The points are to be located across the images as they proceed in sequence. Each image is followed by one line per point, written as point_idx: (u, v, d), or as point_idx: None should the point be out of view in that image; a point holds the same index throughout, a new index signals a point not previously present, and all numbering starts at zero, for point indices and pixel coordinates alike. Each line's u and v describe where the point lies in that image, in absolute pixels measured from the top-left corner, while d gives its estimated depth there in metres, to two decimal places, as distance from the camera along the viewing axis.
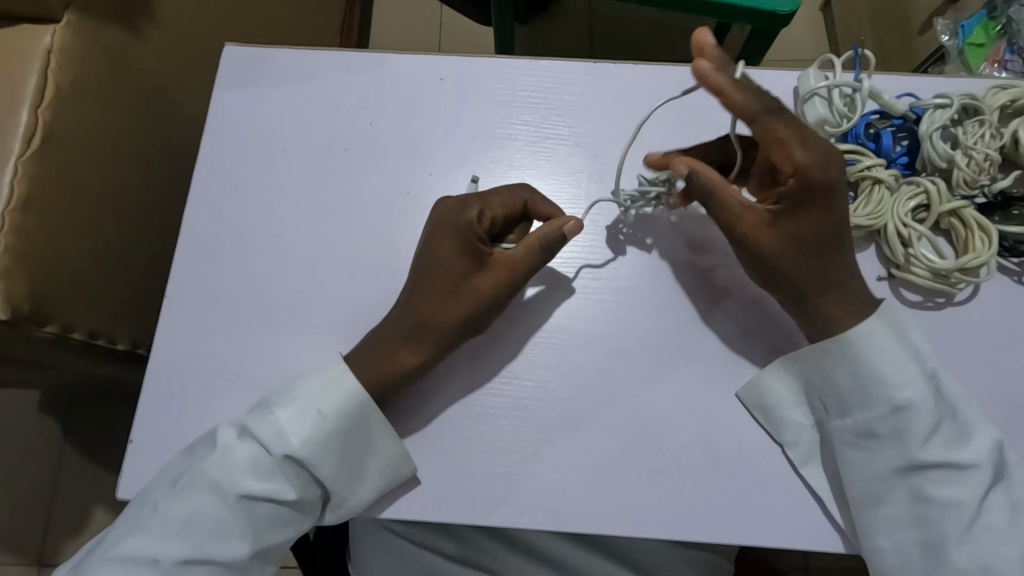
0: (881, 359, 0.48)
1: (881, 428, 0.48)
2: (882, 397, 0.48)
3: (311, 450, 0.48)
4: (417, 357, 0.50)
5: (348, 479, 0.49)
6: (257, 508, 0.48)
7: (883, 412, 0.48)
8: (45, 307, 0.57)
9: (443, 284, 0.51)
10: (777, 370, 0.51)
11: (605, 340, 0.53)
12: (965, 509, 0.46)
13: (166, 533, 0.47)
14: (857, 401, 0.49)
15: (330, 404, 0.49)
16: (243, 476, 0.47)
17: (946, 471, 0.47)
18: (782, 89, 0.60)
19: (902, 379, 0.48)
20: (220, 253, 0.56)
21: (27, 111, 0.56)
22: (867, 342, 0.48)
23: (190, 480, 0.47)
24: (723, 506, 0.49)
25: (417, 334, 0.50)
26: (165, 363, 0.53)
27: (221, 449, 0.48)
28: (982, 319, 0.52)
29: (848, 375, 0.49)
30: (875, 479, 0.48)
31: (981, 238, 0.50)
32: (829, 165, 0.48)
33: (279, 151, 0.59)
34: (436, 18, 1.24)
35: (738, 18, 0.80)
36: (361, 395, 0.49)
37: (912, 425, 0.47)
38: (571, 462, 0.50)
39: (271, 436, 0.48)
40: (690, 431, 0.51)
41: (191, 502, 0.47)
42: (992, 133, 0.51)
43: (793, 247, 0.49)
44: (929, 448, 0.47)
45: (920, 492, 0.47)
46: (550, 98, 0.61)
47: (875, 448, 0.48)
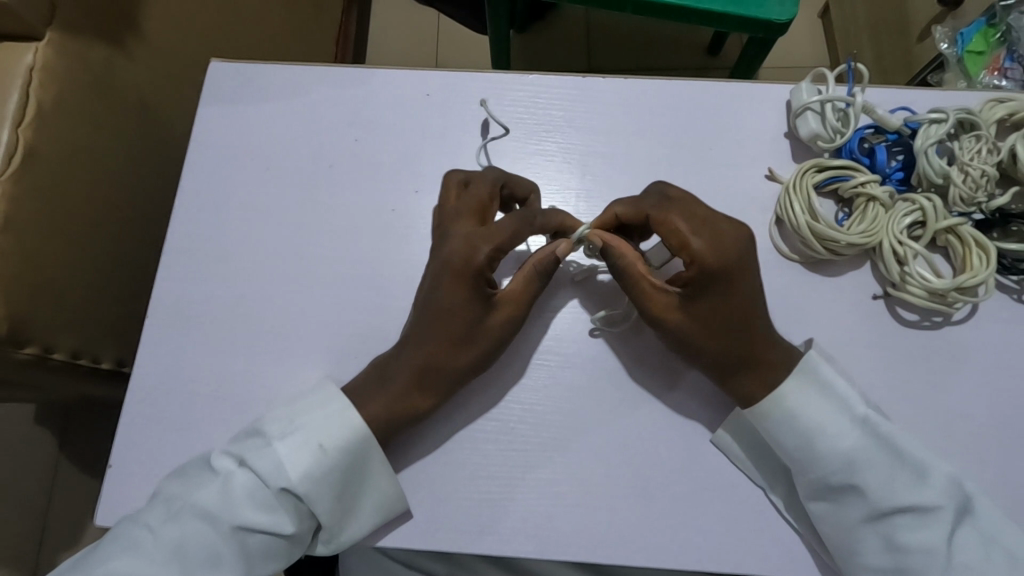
0: (812, 412, 0.47)
1: (834, 483, 0.45)
2: (828, 450, 0.46)
3: (311, 485, 0.46)
4: (423, 398, 0.49)
5: (344, 515, 0.48)
6: (250, 538, 0.46)
7: (834, 466, 0.45)
8: (26, 328, 0.56)
9: (454, 334, 0.49)
10: (736, 423, 0.49)
11: (594, 360, 0.52)
12: (937, 554, 0.43)
13: (153, 558, 0.43)
14: (803, 457, 0.46)
15: (332, 438, 0.47)
16: (239, 505, 0.45)
17: (910, 515, 0.44)
18: (774, 102, 0.59)
19: (836, 428, 0.46)
20: (201, 272, 0.55)
21: (7, 130, 0.55)
22: (797, 397, 0.47)
23: (185, 505, 0.45)
24: (714, 533, 0.48)
25: (422, 375, 0.49)
26: (145, 386, 0.52)
27: (220, 477, 0.46)
28: (980, 338, 0.51)
29: (788, 430, 0.47)
30: (845, 531, 0.45)
31: (978, 256, 0.49)
32: (723, 239, 0.47)
33: (265, 168, 0.59)
34: (432, 29, 1.23)
35: (731, 27, 0.79)
36: (366, 431, 0.48)
37: (864, 476, 0.45)
38: (558, 487, 0.49)
39: (271, 467, 0.46)
40: (682, 455, 0.50)
41: (185, 527, 0.45)
42: (989, 148, 0.50)
43: (717, 324, 0.48)
44: (889, 497, 0.44)
45: (892, 541, 0.44)
46: (538, 114, 0.60)
47: (834, 500, 0.46)
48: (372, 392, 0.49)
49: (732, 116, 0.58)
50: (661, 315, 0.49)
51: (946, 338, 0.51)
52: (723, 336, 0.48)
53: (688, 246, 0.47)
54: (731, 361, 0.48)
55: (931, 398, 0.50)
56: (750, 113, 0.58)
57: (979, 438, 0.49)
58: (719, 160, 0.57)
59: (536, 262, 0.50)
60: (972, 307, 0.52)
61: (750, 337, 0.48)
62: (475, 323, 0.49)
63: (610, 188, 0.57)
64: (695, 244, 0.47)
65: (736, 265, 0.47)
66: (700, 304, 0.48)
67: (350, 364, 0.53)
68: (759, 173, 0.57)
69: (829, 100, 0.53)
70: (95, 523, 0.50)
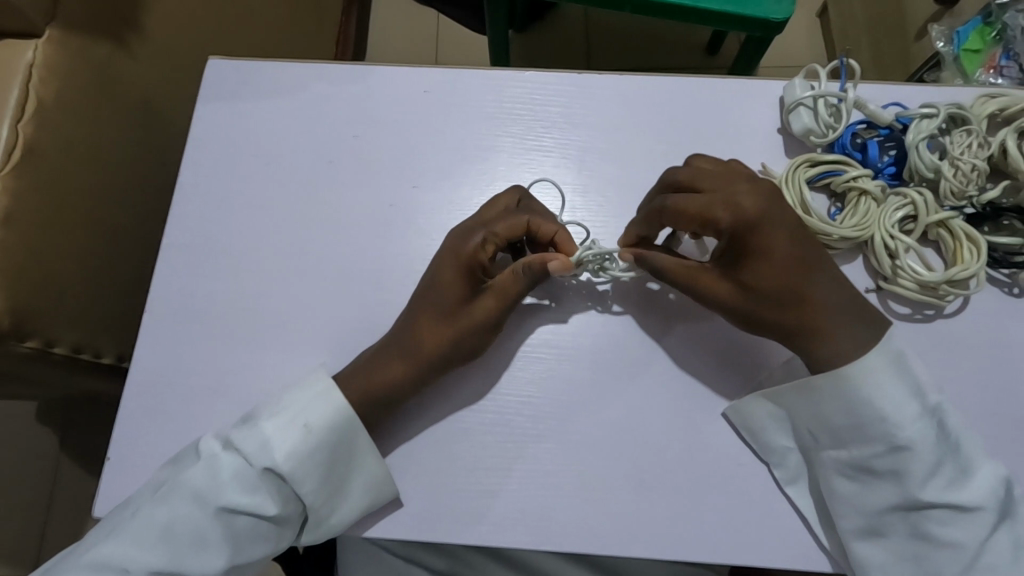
0: (878, 397, 0.46)
1: (879, 466, 0.46)
2: (881, 435, 0.46)
3: (295, 465, 0.47)
4: (401, 370, 0.50)
5: (330, 496, 0.48)
6: (236, 520, 0.47)
7: (880, 451, 0.46)
8: (27, 322, 0.57)
9: (441, 306, 0.51)
10: (765, 399, 0.49)
11: (589, 353, 0.53)
12: (965, 548, 0.44)
13: (142, 542, 0.45)
14: (853, 437, 0.47)
15: (317, 419, 0.48)
16: (224, 487, 0.46)
17: (948, 511, 0.45)
18: (769, 99, 0.59)
19: (902, 418, 0.45)
20: (201, 266, 0.56)
21: (9, 126, 0.56)
22: (868, 381, 0.46)
23: (173, 488, 0.46)
24: (708, 523, 0.48)
25: (405, 348, 0.50)
26: (145, 379, 0.53)
27: (205, 460, 0.47)
28: (973, 331, 0.52)
29: (846, 410, 0.47)
30: (871, 513, 0.47)
31: (969, 249, 0.49)
32: (745, 202, 0.46)
33: (264, 164, 0.59)
34: (432, 28, 1.24)
35: (728, 26, 0.79)
36: (349, 411, 0.48)
37: (910, 464, 0.45)
38: (554, 478, 0.50)
39: (255, 448, 0.46)
40: (676, 446, 0.50)
41: (171, 510, 0.45)
42: (981, 143, 0.51)
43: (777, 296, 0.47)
44: (929, 489, 0.45)
45: (919, 528, 0.46)
46: (534, 110, 0.60)
47: (872, 484, 0.47)
48: (368, 385, 0.49)
49: (727, 112, 0.59)
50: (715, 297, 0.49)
51: (938, 331, 0.52)
52: (782, 306, 0.47)
53: (719, 220, 0.47)
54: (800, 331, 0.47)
55: None
56: (744, 109, 0.59)
57: (971, 430, 0.49)
58: (714, 156, 0.58)
59: (528, 265, 0.50)
60: (964, 301, 0.52)
61: (811, 303, 0.47)
62: (462, 298, 0.51)
63: (605, 184, 0.58)
64: (724, 217, 0.47)
65: (774, 229, 0.47)
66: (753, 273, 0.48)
67: (347, 357, 0.53)
68: (753, 168, 0.57)
69: (822, 96, 0.54)
70: (95, 514, 0.50)
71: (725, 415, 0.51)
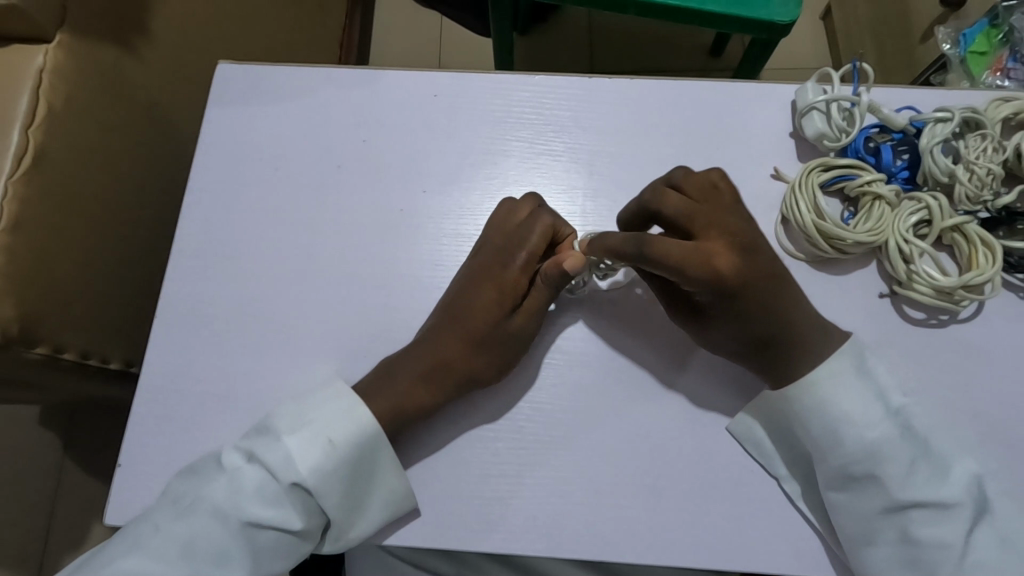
0: (843, 401, 0.47)
1: (858, 471, 0.46)
2: (853, 438, 0.46)
3: (320, 479, 0.46)
4: (431, 396, 0.49)
5: (352, 511, 0.48)
6: (259, 534, 0.46)
7: (856, 455, 0.46)
8: (37, 328, 0.56)
9: (471, 332, 0.50)
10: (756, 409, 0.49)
11: (601, 358, 0.52)
12: (952, 550, 0.43)
13: (164, 556, 0.44)
14: (830, 445, 0.47)
15: (342, 433, 0.48)
16: (250, 501, 0.46)
17: (929, 510, 0.44)
18: (780, 102, 0.59)
19: (868, 419, 0.46)
20: (210, 272, 0.56)
21: (19, 131, 0.56)
22: (834, 385, 0.47)
23: (196, 502, 0.45)
24: (722, 530, 0.48)
25: (436, 373, 0.50)
26: (154, 386, 0.53)
27: (228, 473, 0.46)
28: (986, 335, 0.51)
29: (820, 416, 0.47)
30: (858, 519, 0.46)
31: (984, 254, 0.49)
32: (719, 260, 0.46)
33: (272, 168, 0.59)
34: (436, 31, 1.24)
35: (734, 28, 0.79)
36: (376, 428, 0.48)
37: (885, 467, 0.45)
38: (566, 485, 0.49)
39: (280, 461, 0.46)
40: (690, 453, 0.50)
41: (193, 524, 0.45)
42: (995, 147, 0.50)
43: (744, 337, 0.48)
44: (907, 488, 0.45)
45: (905, 532, 0.45)
46: (544, 114, 0.60)
47: (854, 490, 0.46)
48: (387, 393, 0.49)
49: (737, 116, 0.59)
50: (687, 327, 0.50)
51: (953, 337, 0.51)
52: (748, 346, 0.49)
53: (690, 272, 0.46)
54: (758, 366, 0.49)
55: (937, 396, 0.50)
56: (755, 113, 0.59)
57: (985, 436, 0.49)
58: (725, 160, 0.57)
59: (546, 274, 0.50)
60: (978, 306, 0.52)
61: (775, 345, 0.48)
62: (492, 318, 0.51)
63: (616, 188, 0.57)
64: (696, 271, 0.46)
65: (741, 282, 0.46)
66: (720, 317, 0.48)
67: (358, 363, 0.53)
68: (764, 172, 0.57)
69: (835, 99, 0.53)
70: (105, 522, 0.50)
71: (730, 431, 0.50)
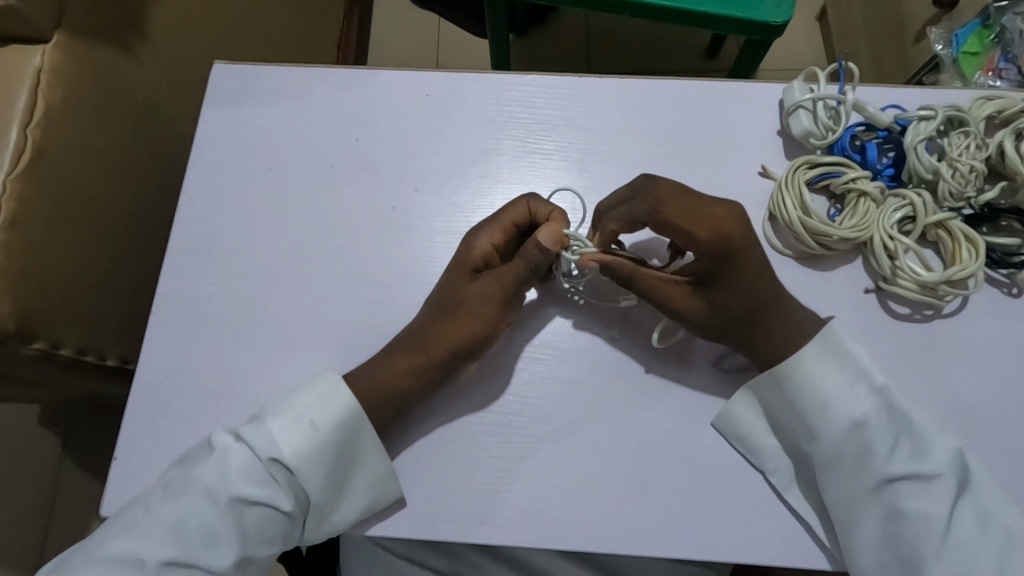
0: (831, 377, 0.48)
1: (845, 449, 0.47)
2: (842, 415, 0.48)
3: (303, 460, 0.48)
4: (410, 366, 0.50)
5: (336, 494, 0.49)
6: (247, 514, 0.47)
7: (843, 431, 0.47)
8: (34, 324, 0.57)
9: (445, 307, 0.51)
10: (745, 399, 0.50)
11: (590, 353, 0.53)
12: (937, 521, 0.45)
13: (153, 536, 0.45)
14: (819, 424, 0.48)
15: (324, 415, 0.49)
16: (235, 481, 0.47)
17: (914, 483, 0.46)
18: (768, 101, 0.60)
19: (854, 397, 0.48)
20: (205, 269, 0.57)
21: (17, 129, 0.57)
22: (817, 364, 0.49)
23: (185, 484, 0.46)
24: (709, 522, 0.49)
25: (415, 342, 0.51)
26: (150, 380, 0.53)
27: (217, 455, 0.47)
28: (971, 330, 0.52)
29: (808, 396, 0.48)
30: (848, 497, 0.47)
31: (968, 250, 0.50)
32: (730, 229, 0.47)
33: (267, 167, 0.60)
34: (433, 32, 1.25)
35: (727, 29, 0.80)
36: (354, 407, 0.49)
37: (872, 440, 0.47)
38: (555, 478, 0.50)
39: (264, 442, 0.47)
40: (677, 446, 0.50)
41: (182, 507, 0.46)
42: (978, 144, 0.51)
43: (744, 310, 0.49)
44: (894, 462, 0.47)
45: (893, 507, 0.46)
46: (535, 113, 0.61)
47: (842, 469, 0.48)
48: (375, 387, 0.50)
49: (726, 114, 0.59)
50: (679, 306, 0.50)
51: (937, 331, 0.52)
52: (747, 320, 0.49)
53: (697, 236, 0.47)
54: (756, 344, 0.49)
55: (922, 390, 0.50)
56: (743, 112, 0.59)
57: (969, 429, 0.50)
58: (713, 158, 0.58)
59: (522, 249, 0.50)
60: (962, 301, 0.53)
61: (774, 319, 0.49)
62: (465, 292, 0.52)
63: (606, 185, 0.58)
64: (705, 235, 0.47)
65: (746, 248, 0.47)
66: (719, 291, 0.49)
67: (350, 358, 0.54)
68: (752, 170, 0.58)
69: (821, 98, 0.54)
70: (100, 514, 0.51)
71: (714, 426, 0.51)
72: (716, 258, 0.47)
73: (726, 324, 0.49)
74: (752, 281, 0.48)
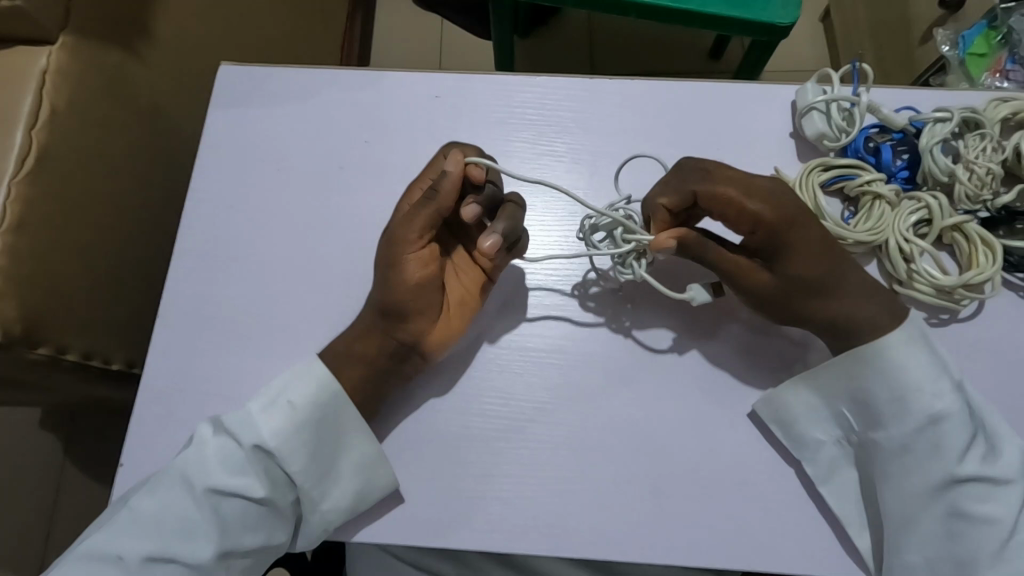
0: (918, 371, 0.47)
1: (915, 442, 0.46)
2: (921, 408, 0.46)
3: (281, 442, 0.47)
4: (390, 353, 0.50)
5: (321, 480, 0.48)
6: (226, 505, 0.46)
7: (920, 425, 0.46)
8: (39, 329, 0.57)
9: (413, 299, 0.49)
10: (797, 388, 0.49)
11: (602, 358, 0.53)
12: (1002, 526, 0.44)
13: (137, 530, 0.45)
14: (892, 414, 0.47)
15: (301, 395, 0.48)
16: (214, 469, 0.46)
17: (980, 486, 0.45)
18: (780, 103, 0.59)
19: (937, 390, 0.46)
20: (213, 272, 0.56)
21: (22, 131, 0.56)
22: (905, 356, 0.47)
23: (167, 475, 0.46)
24: (723, 529, 0.48)
25: (387, 331, 0.50)
26: (158, 385, 0.53)
27: (196, 444, 0.47)
28: (988, 335, 0.51)
29: (887, 386, 0.47)
30: (905, 493, 0.46)
31: (984, 252, 0.49)
32: (784, 203, 0.47)
33: (275, 169, 0.59)
34: (436, 32, 1.24)
35: (735, 31, 0.79)
36: (334, 385, 0.48)
37: (946, 438, 0.46)
38: (566, 484, 0.49)
39: (240, 426, 0.47)
40: (691, 452, 0.50)
41: (161, 498, 0.45)
42: (994, 146, 0.51)
43: (814, 284, 0.47)
44: (964, 463, 0.45)
45: (954, 509, 0.46)
46: (545, 115, 0.60)
47: (905, 463, 0.47)
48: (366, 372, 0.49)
49: (738, 116, 0.59)
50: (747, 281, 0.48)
51: (954, 337, 0.51)
52: (823, 292, 0.47)
53: (758, 208, 0.47)
54: (829, 319, 0.48)
55: None
56: (756, 114, 0.59)
57: None
58: (725, 160, 0.58)
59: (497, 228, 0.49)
60: (979, 305, 0.52)
61: (842, 293, 0.48)
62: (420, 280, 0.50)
63: (618, 189, 0.58)
64: (762, 206, 0.47)
65: (807, 218, 0.47)
66: (785, 264, 0.47)
67: None
68: (766, 172, 0.57)
69: (834, 100, 0.53)
70: None
71: (755, 410, 0.51)
72: (777, 233, 0.47)
73: (790, 298, 0.48)
74: (825, 251, 0.47)
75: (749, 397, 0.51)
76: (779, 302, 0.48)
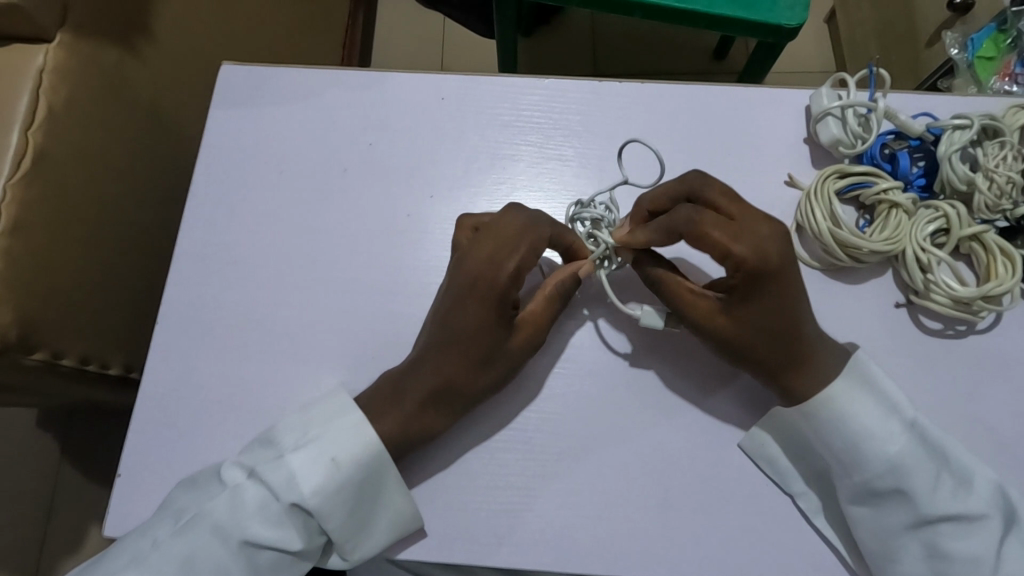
0: (863, 416, 0.45)
1: (880, 487, 0.45)
2: (874, 454, 0.45)
3: (322, 499, 0.45)
4: (442, 421, 0.48)
5: (355, 534, 0.46)
6: (259, 555, 0.44)
7: (880, 471, 0.44)
8: (36, 334, 0.55)
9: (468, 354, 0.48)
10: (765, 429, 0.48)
11: (609, 368, 0.52)
12: (983, 562, 0.43)
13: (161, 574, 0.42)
14: (848, 460, 0.45)
15: (346, 453, 0.45)
16: (249, 521, 0.44)
17: (958, 523, 0.44)
18: (792, 108, 0.58)
19: (888, 433, 0.45)
20: (213, 276, 0.55)
21: (18, 131, 0.55)
22: (846, 402, 0.46)
23: (196, 518, 0.44)
24: (734, 544, 0.47)
25: (441, 396, 0.48)
26: (156, 393, 0.51)
27: (229, 490, 0.45)
28: (1002, 347, 0.51)
29: (834, 434, 0.46)
30: (883, 534, 0.45)
31: (1003, 264, 0.48)
32: (764, 245, 0.45)
33: (278, 171, 0.58)
34: (438, 32, 1.23)
35: (743, 32, 0.78)
36: (381, 449, 0.46)
37: (912, 481, 0.44)
38: (573, 497, 0.48)
39: (283, 482, 0.44)
40: (700, 464, 0.49)
41: (194, 543, 0.43)
42: (1014, 155, 0.49)
43: (772, 325, 0.46)
44: (936, 503, 0.44)
45: (934, 547, 0.44)
46: (554, 118, 0.59)
47: (876, 505, 0.45)
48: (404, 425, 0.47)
49: (749, 121, 0.58)
50: (703, 322, 0.48)
51: (967, 349, 0.51)
52: (782, 338, 0.46)
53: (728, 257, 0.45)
54: (785, 363, 0.47)
55: (952, 410, 0.49)
56: (767, 118, 0.58)
57: (1003, 452, 0.48)
58: (737, 165, 0.57)
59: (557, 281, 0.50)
60: (995, 316, 0.51)
61: (798, 335, 0.46)
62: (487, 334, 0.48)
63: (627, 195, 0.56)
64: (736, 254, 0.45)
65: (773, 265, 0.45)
66: (744, 306, 0.46)
67: (362, 371, 0.52)
68: (777, 178, 0.56)
69: (850, 106, 0.52)
70: (103, 533, 0.49)
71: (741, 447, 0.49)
72: (743, 281, 0.45)
73: (748, 339, 0.47)
74: (779, 299, 0.46)
75: (760, 410, 0.50)
76: (734, 344, 0.47)
